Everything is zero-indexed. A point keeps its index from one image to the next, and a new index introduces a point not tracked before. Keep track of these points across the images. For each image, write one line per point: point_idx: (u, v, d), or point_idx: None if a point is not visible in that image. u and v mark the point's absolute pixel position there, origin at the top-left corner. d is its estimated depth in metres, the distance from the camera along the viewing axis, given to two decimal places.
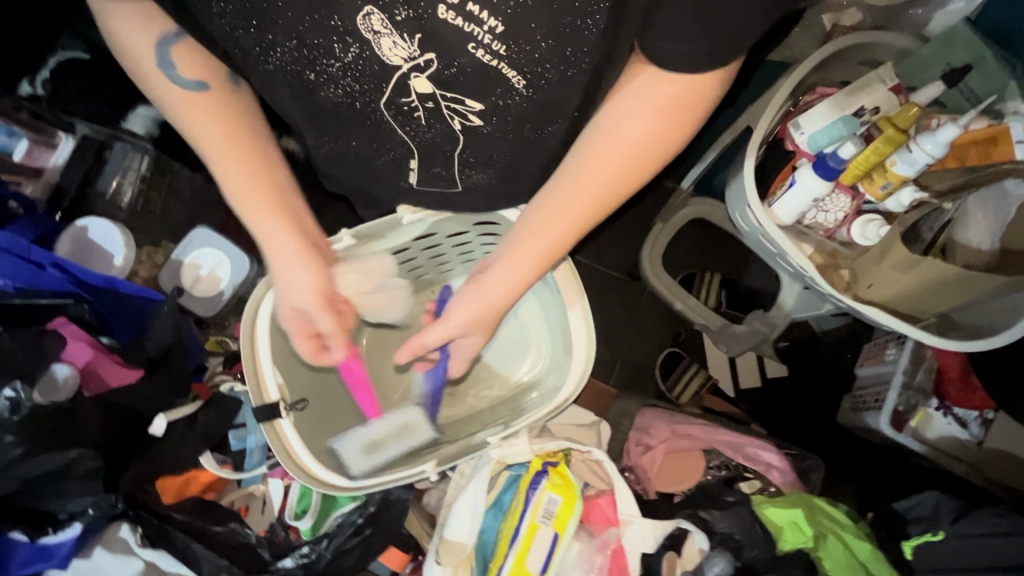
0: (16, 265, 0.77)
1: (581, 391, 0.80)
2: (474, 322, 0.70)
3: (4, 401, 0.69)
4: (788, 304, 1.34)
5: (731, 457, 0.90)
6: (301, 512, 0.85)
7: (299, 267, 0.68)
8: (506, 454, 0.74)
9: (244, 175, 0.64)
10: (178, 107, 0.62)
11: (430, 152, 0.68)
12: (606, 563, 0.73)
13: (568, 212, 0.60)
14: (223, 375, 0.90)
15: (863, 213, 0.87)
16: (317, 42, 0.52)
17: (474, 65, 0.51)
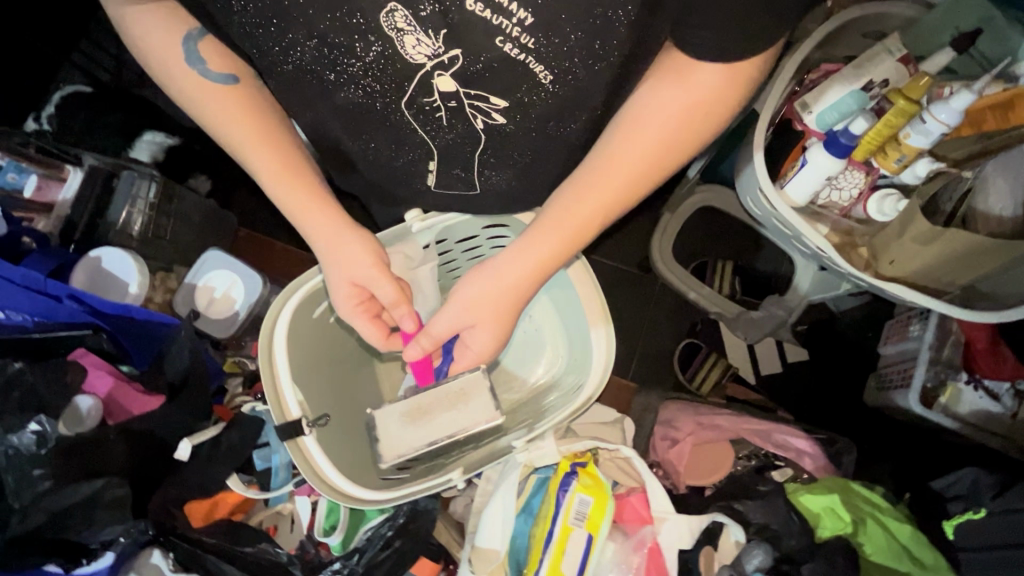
0: (33, 299, 0.77)
1: (605, 388, 0.79)
2: (475, 304, 0.68)
3: (32, 435, 0.71)
4: (804, 286, 1.34)
5: (759, 445, 0.89)
6: (330, 529, 0.85)
7: (346, 236, 0.70)
8: (534, 457, 0.73)
9: (277, 162, 0.67)
10: (203, 103, 0.65)
11: (452, 154, 0.71)
12: (643, 564, 0.72)
13: (588, 201, 0.61)
14: (243, 396, 0.90)
15: (879, 188, 0.85)
16: (338, 41, 0.56)
17: (501, 59, 0.54)
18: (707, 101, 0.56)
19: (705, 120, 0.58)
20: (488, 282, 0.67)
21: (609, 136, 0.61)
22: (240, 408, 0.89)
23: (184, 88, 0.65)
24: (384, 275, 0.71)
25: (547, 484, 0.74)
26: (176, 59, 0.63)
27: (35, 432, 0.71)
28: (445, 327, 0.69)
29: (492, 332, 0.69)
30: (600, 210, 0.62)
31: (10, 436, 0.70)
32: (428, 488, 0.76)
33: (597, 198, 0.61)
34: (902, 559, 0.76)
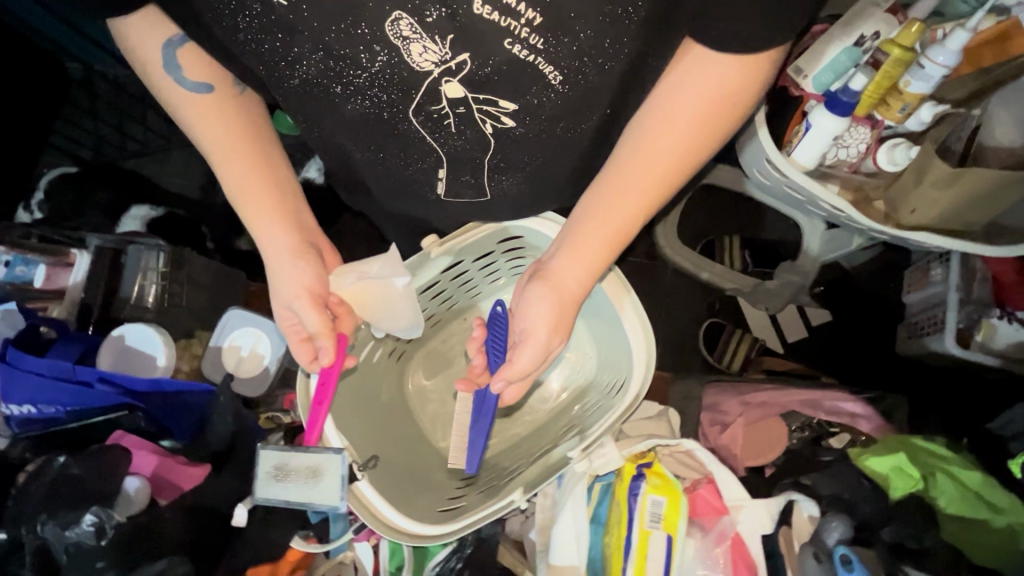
0: (68, 389, 0.78)
1: (652, 381, 0.78)
2: (555, 329, 0.76)
3: (89, 527, 0.69)
4: (815, 248, 1.31)
5: (813, 415, 0.87)
6: (396, 569, 0.84)
7: (290, 264, 0.73)
8: (598, 466, 0.72)
9: (243, 173, 0.70)
10: (187, 111, 0.69)
11: (461, 160, 0.73)
12: (727, 562, 0.70)
13: (631, 196, 0.67)
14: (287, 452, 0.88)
15: (885, 139, 0.85)
16: (344, 52, 0.58)
17: (510, 61, 0.57)
18: (725, 96, 0.60)
19: (721, 115, 0.61)
20: (562, 306, 0.76)
21: (630, 139, 0.66)
22: None
23: (168, 94, 0.68)
24: (309, 307, 0.73)
25: (615, 493, 0.73)
26: (157, 64, 0.66)
27: (93, 524, 0.70)
28: (532, 362, 0.78)
29: (554, 341, 0.78)
30: (630, 217, 0.69)
31: (69, 530, 0.69)
32: (491, 516, 0.75)
33: (635, 201, 0.67)
34: (977, 508, 0.75)
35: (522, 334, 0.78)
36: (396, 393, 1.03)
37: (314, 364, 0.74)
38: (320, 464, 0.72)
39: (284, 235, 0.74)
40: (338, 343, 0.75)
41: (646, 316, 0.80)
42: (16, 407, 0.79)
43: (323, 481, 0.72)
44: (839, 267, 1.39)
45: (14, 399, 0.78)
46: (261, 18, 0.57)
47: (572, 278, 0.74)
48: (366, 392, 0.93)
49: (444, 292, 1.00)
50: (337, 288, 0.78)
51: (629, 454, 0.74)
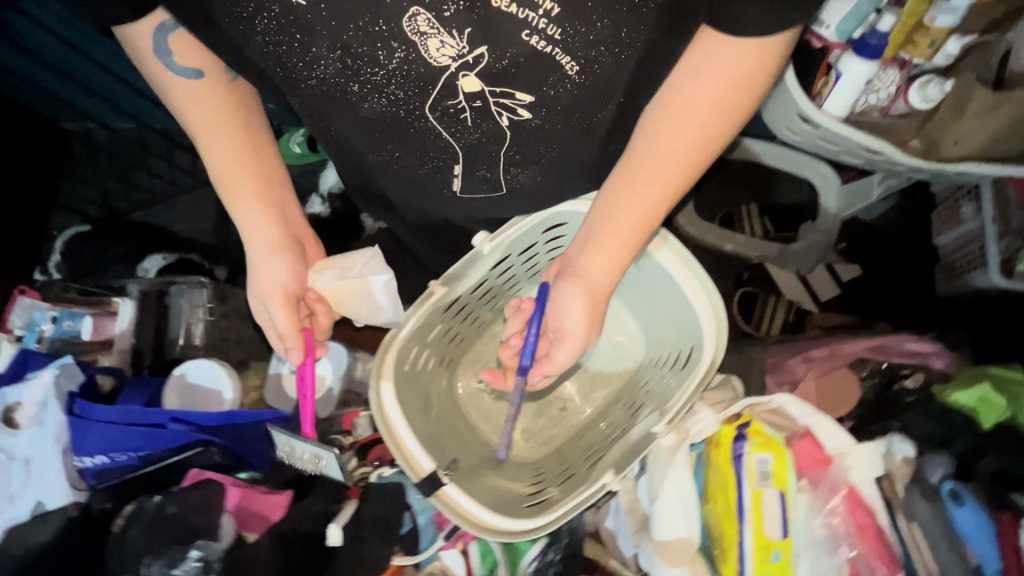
0: (140, 432, 0.77)
1: (726, 348, 0.76)
2: (592, 324, 0.77)
3: (196, 563, 0.70)
4: (834, 205, 1.37)
5: (881, 360, 0.87)
6: (490, 571, 0.82)
7: (273, 256, 0.78)
8: (694, 431, 0.73)
9: (231, 161, 0.76)
10: (178, 96, 0.73)
11: (477, 155, 0.76)
12: (845, 510, 0.67)
13: (652, 185, 0.69)
14: (361, 468, 0.85)
15: (915, 78, 0.85)
16: (362, 50, 0.62)
17: (528, 53, 0.60)
18: (743, 80, 0.61)
19: (740, 96, 0.62)
20: (596, 301, 0.76)
21: (647, 122, 0.67)
22: (364, 482, 0.83)
23: (163, 84, 0.73)
24: (283, 307, 0.77)
25: (716, 458, 0.71)
26: (151, 55, 0.70)
27: (199, 561, 0.70)
28: (570, 358, 0.80)
29: (582, 341, 0.78)
30: (647, 209, 0.70)
31: (175, 568, 0.70)
32: (586, 501, 0.74)
33: (651, 194, 0.69)
34: None
35: (558, 333, 0.79)
36: (451, 396, 1.02)
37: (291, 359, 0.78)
38: (323, 457, 0.71)
39: (270, 225, 0.78)
40: (307, 342, 0.78)
41: (692, 258, 0.80)
42: (89, 459, 0.79)
43: (329, 466, 0.73)
44: (858, 222, 1.41)
45: (86, 450, 0.78)
46: (284, 19, 0.60)
47: (601, 272, 0.74)
48: (424, 396, 0.92)
49: (489, 290, 0.99)
50: (319, 286, 0.83)
51: (725, 418, 0.73)
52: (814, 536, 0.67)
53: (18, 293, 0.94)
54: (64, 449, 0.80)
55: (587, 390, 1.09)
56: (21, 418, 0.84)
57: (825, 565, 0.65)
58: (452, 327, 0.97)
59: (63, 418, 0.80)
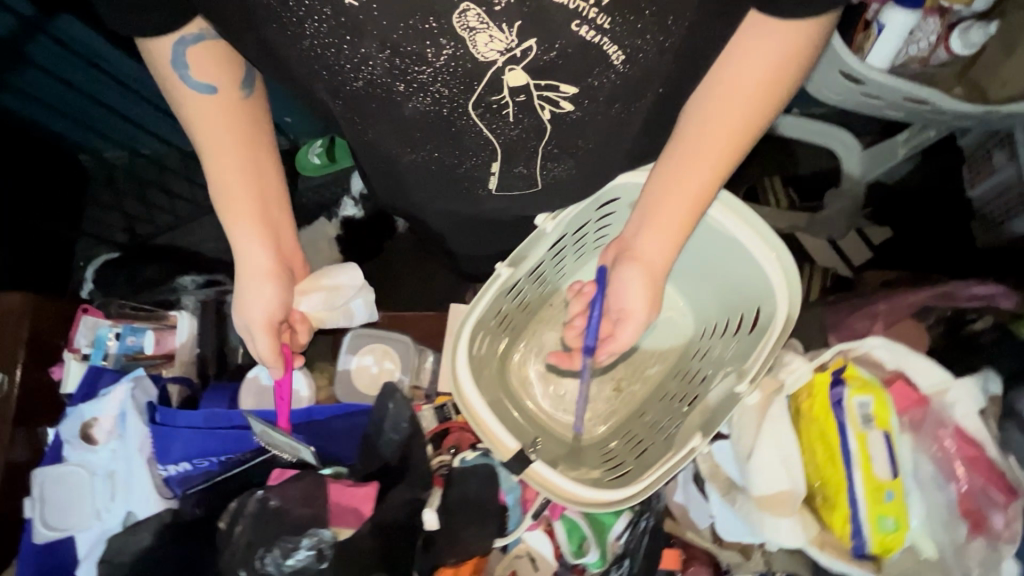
0: (226, 435, 0.79)
1: (801, 302, 0.78)
2: (654, 304, 0.75)
3: (310, 552, 0.70)
4: (857, 170, 1.39)
5: (947, 306, 0.87)
6: (578, 549, 0.82)
7: (262, 283, 0.73)
8: (788, 381, 0.74)
9: (234, 182, 0.69)
10: (189, 109, 0.66)
11: (515, 151, 0.70)
12: (955, 447, 0.69)
13: (707, 161, 0.67)
14: (439, 456, 0.86)
15: (955, 25, 0.87)
16: (410, 49, 0.55)
17: (577, 44, 0.54)
18: (788, 56, 0.59)
19: (779, 79, 0.61)
20: (656, 281, 0.75)
21: (694, 106, 0.67)
22: (445, 469, 0.84)
23: (174, 89, 0.65)
24: (265, 332, 0.74)
25: (813, 408, 0.72)
26: (167, 63, 0.63)
27: (314, 548, 0.70)
28: (636, 337, 0.77)
29: (642, 322, 0.76)
30: (695, 193, 0.70)
31: (288, 558, 0.70)
32: (678, 467, 0.74)
33: (707, 171, 0.68)
34: None
35: (620, 313, 0.77)
36: (512, 382, 1.03)
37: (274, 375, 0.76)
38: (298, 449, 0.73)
39: (264, 247, 0.72)
40: (287, 362, 0.77)
41: (753, 215, 0.81)
42: (173, 467, 0.79)
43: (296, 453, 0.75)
44: (883, 184, 1.42)
45: (172, 458, 0.79)
46: (330, 20, 0.53)
47: (659, 252, 0.73)
48: (489, 380, 0.92)
49: (543, 272, 0.99)
50: (302, 310, 0.80)
51: (818, 366, 0.75)
52: (921, 473, 0.69)
53: (83, 312, 0.95)
54: (149, 459, 0.80)
55: (636, 367, 1.04)
56: (98, 433, 0.84)
57: (936, 498, 0.69)
58: (507, 312, 0.96)
59: (144, 428, 0.81)
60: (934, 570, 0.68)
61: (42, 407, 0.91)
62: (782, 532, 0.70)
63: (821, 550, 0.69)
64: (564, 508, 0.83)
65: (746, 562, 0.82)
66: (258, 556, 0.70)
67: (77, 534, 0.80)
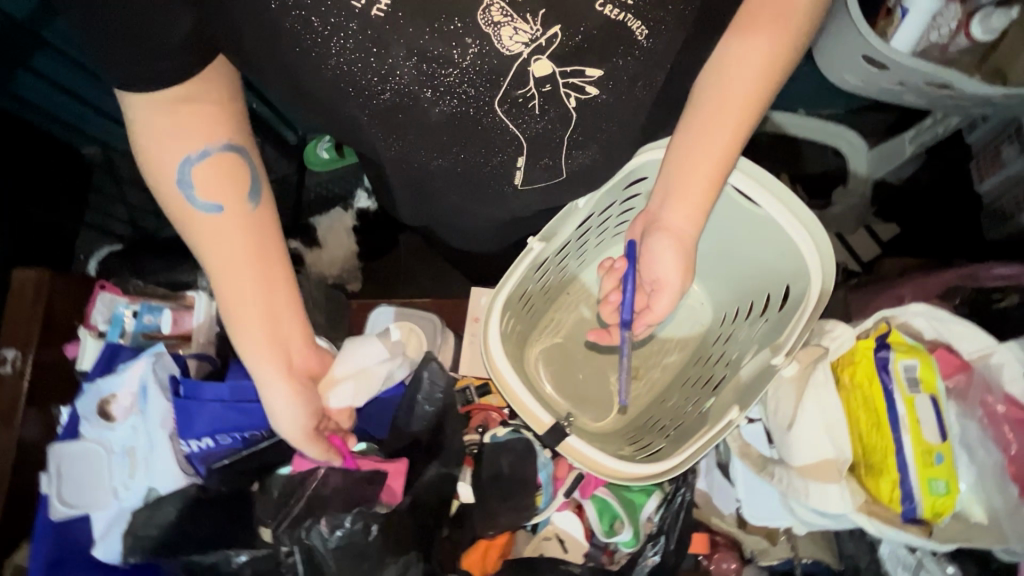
0: (251, 409, 0.76)
1: (834, 279, 0.79)
2: (688, 270, 0.72)
3: (357, 526, 0.68)
4: (864, 169, 1.43)
5: (972, 286, 0.88)
6: (610, 529, 0.81)
7: (286, 402, 0.62)
8: (833, 346, 0.75)
9: (241, 302, 0.58)
10: (191, 233, 0.57)
11: (543, 142, 0.63)
12: (1003, 409, 0.69)
13: (723, 129, 0.65)
14: (468, 436, 0.84)
15: (976, 13, 0.88)
16: (437, 52, 0.51)
17: (602, 25, 0.51)
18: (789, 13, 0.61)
19: (782, 57, 0.62)
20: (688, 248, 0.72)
21: (699, 104, 0.66)
22: (475, 448, 0.82)
23: (168, 192, 0.56)
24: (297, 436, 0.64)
25: (856, 375, 0.73)
26: (170, 179, 0.56)
27: (359, 522, 0.68)
28: (671, 307, 0.75)
29: (674, 294, 0.74)
30: (713, 172, 0.68)
31: (335, 530, 0.68)
32: (716, 438, 0.73)
33: (724, 135, 0.66)
34: None
35: (653, 284, 0.75)
36: (532, 368, 1.00)
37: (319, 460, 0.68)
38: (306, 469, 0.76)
39: (275, 361, 0.60)
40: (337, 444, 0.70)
41: (789, 195, 0.82)
42: (195, 442, 0.76)
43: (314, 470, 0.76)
44: (889, 183, 1.44)
45: (194, 432, 0.76)
46: (360, 30, 0.49)
47: (687, 219, 0.71)
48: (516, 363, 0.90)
49: (566, 256, 0.97)
50: (337, 405, 0.70)
51: (861, 333, 0.75)
52: (965, 437, 0.71)
53: (99, 289, 0.92)
54: (171, 435, 0.78)
55: (655, 353, 1.02)
56: (117, 410, 0.81)
57: (983, 459, 0.69)
58: (530, 293, 0.94)
59: (167, 403, 0.79)
60: (986, 535, 0.69)
61: (61, 383, 0.89)
62: (833, 495, 0.70)
63: (869, 518, 0.69)
64: (594, 487, 0.82)
65: (773, 547, 0.81)
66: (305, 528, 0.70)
67: (96, 513, 0.78)
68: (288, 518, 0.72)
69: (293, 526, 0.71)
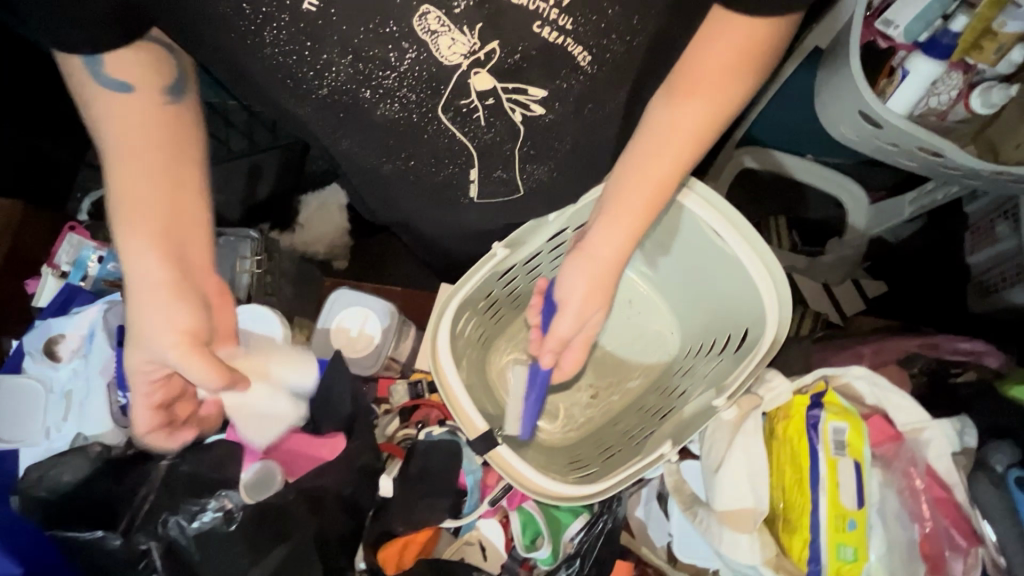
0: None
1: (788, 330, 0.78)
2: (591, 296, 0.72)
3: (217, 514, 0.70)
4: (863, 223, 1.36)
5: (934, 357, 0.87)
6: (531, 543, 0.81)
7: (166, 296, 0.57)
8: (766, 398, 0.74)
9: (137, 181, 0.55)
10: (98, 116, 0.56)
11: (490, 155, 0.66)
12: (924, 486, 0.70)
13: (658, 163, 0.65)
14: (405, 429, 0.86)
15: (977, 84, 0.88)
16: (372, 53, 0.54)
17: (541, 46, 0.54)
18: (745, 54, 0.57)
19: (730, 86, 0.60)
20: (599, 276, 0.71)
21: (635, 145, 0.66)
22: (408, 443, 0.85)
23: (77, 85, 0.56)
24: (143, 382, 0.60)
25: (788, 429, 0.73)
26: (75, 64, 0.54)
27: (221, 510, 0.70)
28: (572, 329, 0.74)
29: (577, 313, 0.73)
30: (642, 207, 0.68)
31: (194, 520, 0.69)
32: (642, 466, 0.73)
33: (665, 163, 0.65)
34: None
35: (557, 303, 0.75)
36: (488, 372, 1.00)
37: (139, 433, 0.64)
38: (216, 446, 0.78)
39: (159, 242, 0.56)
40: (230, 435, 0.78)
41: (756, 237, 0.81)
42: (132, 395, 0.78)
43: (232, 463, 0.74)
44: (883, 242, 1.44)
45: (132, 384, 0.78)
46: (291, 27, 0.52)
47: (605, 245, 0.70)
48: (466, 365, 0.90)
49: (538, 266, 0.96)
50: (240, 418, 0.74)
51: (799, 388, 0.75)
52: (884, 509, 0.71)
53: (69, 230, 0.93)
54: (109, 384, 0.79)
55: (617, 378, 1.01)
56: (63, 350, 0.82)
57: (898, 535, 0.69)
58: (496, 298, 0.93)
59: (111, 351, 0.80)
60: None
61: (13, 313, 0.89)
62: (740, 546, 0.70)
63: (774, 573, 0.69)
64: (521, 500, 0.81)
65: None
66: (163, 519, 0.70)
67: (22, 449, 0.78)
68: (143, 510, 0.71)
69: (149, 519, 0.70)
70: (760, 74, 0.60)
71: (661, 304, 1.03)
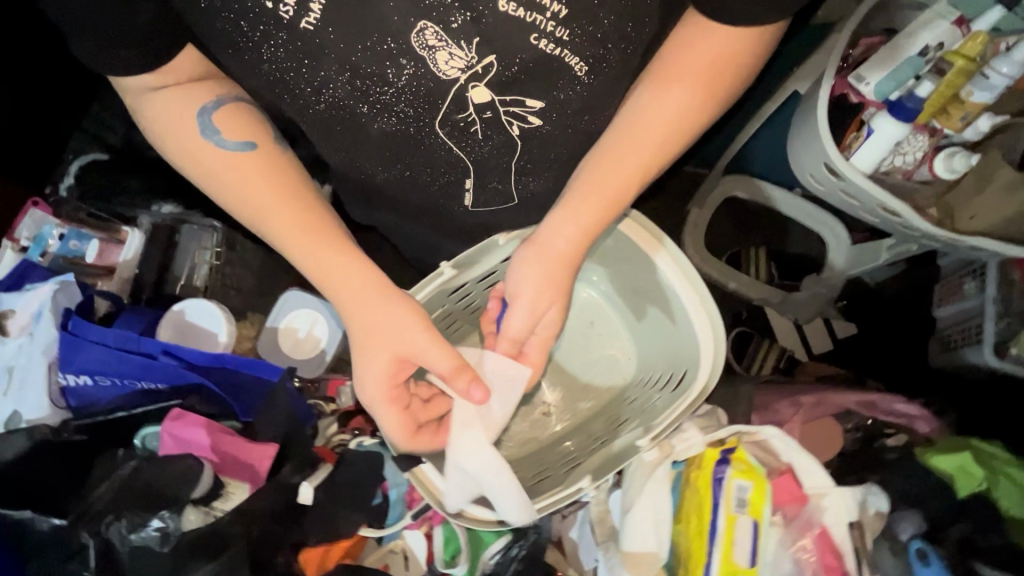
0: (134, 360, 0.79)
1: (720, 377, 0.78)
2: (542, 292, 0.69)
3: (156, 532, 0.71)
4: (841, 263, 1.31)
5: (869, 416, 0.89)
6: (451, 559, 0.82)
7: (378, 304, 0.66)
8: (678, 448, 0.76)
9: (294, 216, 0.65)
10: (232, 177, 0.64)
11: (486, 168, 0.70)
12: (816, 552, 0.71)
13: (626, 156, 0.64)
14: (341, 434, 0.86)
15: (942, 148, 0.88)
16: (370, 70, 0.57)
17: (537, 58, 0.56)
18: (727, 57, 0.60)
19: (713, 86, 0.62)
20: (552, 272, 0.68)
21: (608, 137, 0.65)
22: (341, 448, 0.84)
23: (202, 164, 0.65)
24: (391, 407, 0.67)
25: (698, 480, 0.74)
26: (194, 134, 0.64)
27: (160, 528, 0.71)
28: (525, 323, 0.70)
29: (530, 304, 0.69)
30: (603, 200, 0.65)
31: (137, 531, 0.71)
32: (559, 501, 0.75)
33: (635, 158, 0.64)
34: None
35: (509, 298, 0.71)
36: None
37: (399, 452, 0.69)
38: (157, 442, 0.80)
39: (335, 258, 0.66)
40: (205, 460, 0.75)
41: (699, 279, 0.80)
42: (73, 378, 0.80)
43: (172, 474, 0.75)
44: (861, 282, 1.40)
45: (73, 368, 0.80)
46: (289, 44, 0.55)
47: (564, 242, 0.67)
48: None
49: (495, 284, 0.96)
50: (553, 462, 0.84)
51: (711, 441, 0.77)
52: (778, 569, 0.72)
53: (31, 205, 0.95)
54: (51, 363, 0.81)
55: (569, 399, 1.01)
56: (12, 325, 0.83)
57: None
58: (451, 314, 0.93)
59: (54, 332, 0.81)
60: None
61: None
62: None
63: None
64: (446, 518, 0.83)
65: None
66: (105, 522, 0.71)
67: None
68: (92, 508, 0.73)
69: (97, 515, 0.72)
70: (736, 83, 0.63)
71: (620, 331, 1.02)
